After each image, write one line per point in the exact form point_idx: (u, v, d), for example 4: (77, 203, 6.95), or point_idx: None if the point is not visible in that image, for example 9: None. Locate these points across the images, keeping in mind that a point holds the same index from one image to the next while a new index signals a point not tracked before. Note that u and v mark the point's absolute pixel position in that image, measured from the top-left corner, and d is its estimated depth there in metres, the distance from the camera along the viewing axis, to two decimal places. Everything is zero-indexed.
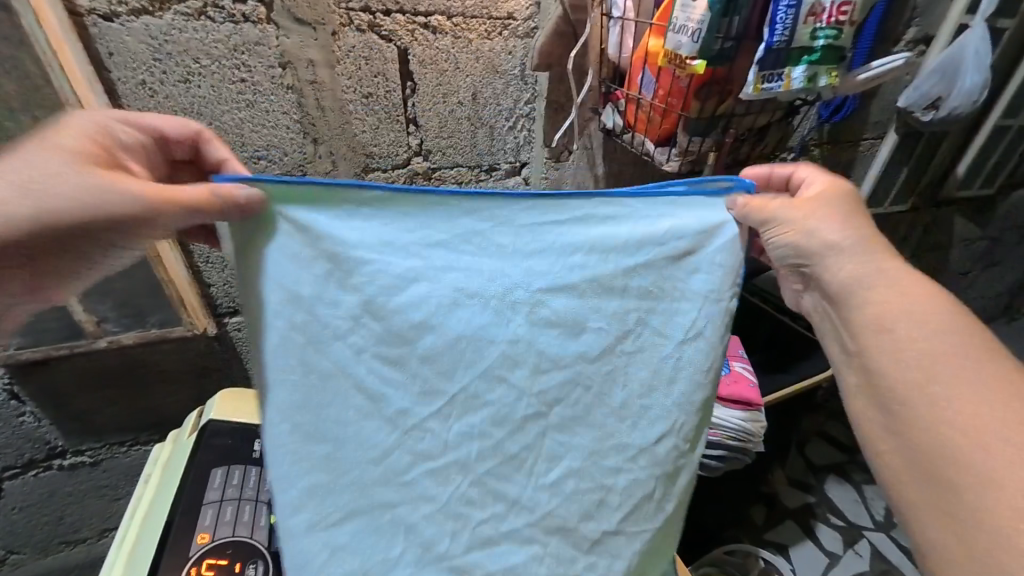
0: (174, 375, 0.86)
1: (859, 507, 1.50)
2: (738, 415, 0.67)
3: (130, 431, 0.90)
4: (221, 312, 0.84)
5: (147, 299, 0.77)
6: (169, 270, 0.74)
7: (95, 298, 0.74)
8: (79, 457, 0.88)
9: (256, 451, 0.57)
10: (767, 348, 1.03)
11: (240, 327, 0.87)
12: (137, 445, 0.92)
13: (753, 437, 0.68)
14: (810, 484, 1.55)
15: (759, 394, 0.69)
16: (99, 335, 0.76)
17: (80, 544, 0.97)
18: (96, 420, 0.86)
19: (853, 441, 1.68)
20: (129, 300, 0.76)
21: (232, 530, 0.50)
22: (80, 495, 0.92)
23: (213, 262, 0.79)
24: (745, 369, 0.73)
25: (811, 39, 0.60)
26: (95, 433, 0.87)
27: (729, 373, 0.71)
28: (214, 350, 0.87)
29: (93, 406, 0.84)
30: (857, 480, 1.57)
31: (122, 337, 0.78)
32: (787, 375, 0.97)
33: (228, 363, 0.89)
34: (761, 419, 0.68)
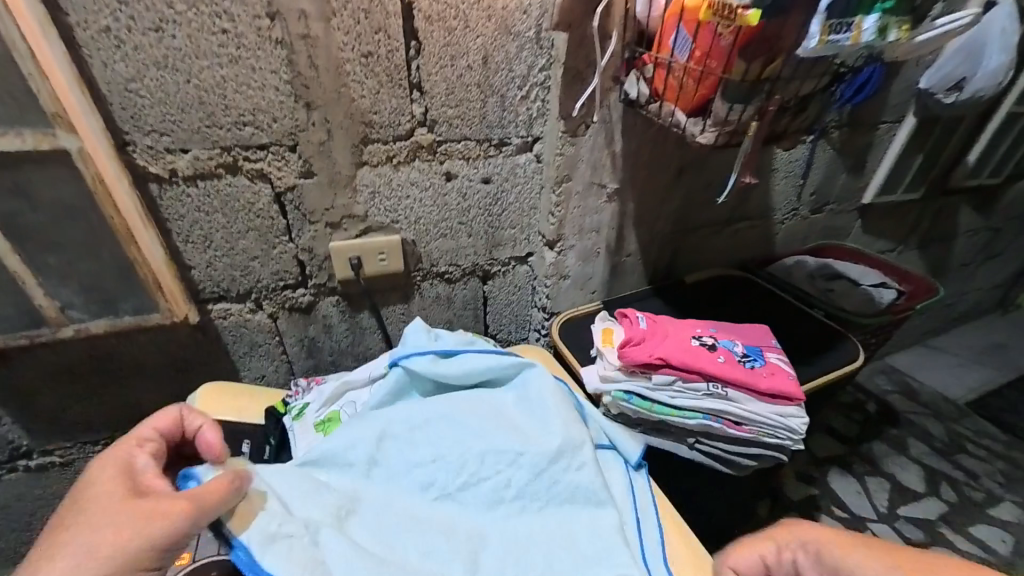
0: (150, 368, 0.79)
1: (861, 498, 1.48)
2: (776, 410, 0.63)
3: (102, 430, 0.81)
4: (204, 298, 0.76)
5: (117, 284, 0.68)
6: (144, 252, 0.65)
7: (56, 282, 0.65)
8: (46, 458, 0.81)
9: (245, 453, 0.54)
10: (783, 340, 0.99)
11: (225, 315, 0.79)
12: (110, 446, 0.84)
13: (790, 434, 0.64)
14: (813, 476, 1.53)
15: (798, 387, 0.64)
16: (64, 324, 0.67)
17: None
18: (63, 418, 0.78)
19: (854, 433, 1.67)
20: (97, 284, 0.67)
21: None
22: (48, 498, 0.85)
23: (193, 242, 0.71)
24: (781, 360, 0.68)
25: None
26: (63, 433, 0.79)
27: (765, 364, 0.67)
28: (196, 341, 0.79)
29: (60, 403, 0.76)
30: (859, 472, 1.55)
31: (91, 326, 0.69)
32: (807, 367, 0.93)
33: (212, 355, 0.82)
34: (803, 415, 0.63)
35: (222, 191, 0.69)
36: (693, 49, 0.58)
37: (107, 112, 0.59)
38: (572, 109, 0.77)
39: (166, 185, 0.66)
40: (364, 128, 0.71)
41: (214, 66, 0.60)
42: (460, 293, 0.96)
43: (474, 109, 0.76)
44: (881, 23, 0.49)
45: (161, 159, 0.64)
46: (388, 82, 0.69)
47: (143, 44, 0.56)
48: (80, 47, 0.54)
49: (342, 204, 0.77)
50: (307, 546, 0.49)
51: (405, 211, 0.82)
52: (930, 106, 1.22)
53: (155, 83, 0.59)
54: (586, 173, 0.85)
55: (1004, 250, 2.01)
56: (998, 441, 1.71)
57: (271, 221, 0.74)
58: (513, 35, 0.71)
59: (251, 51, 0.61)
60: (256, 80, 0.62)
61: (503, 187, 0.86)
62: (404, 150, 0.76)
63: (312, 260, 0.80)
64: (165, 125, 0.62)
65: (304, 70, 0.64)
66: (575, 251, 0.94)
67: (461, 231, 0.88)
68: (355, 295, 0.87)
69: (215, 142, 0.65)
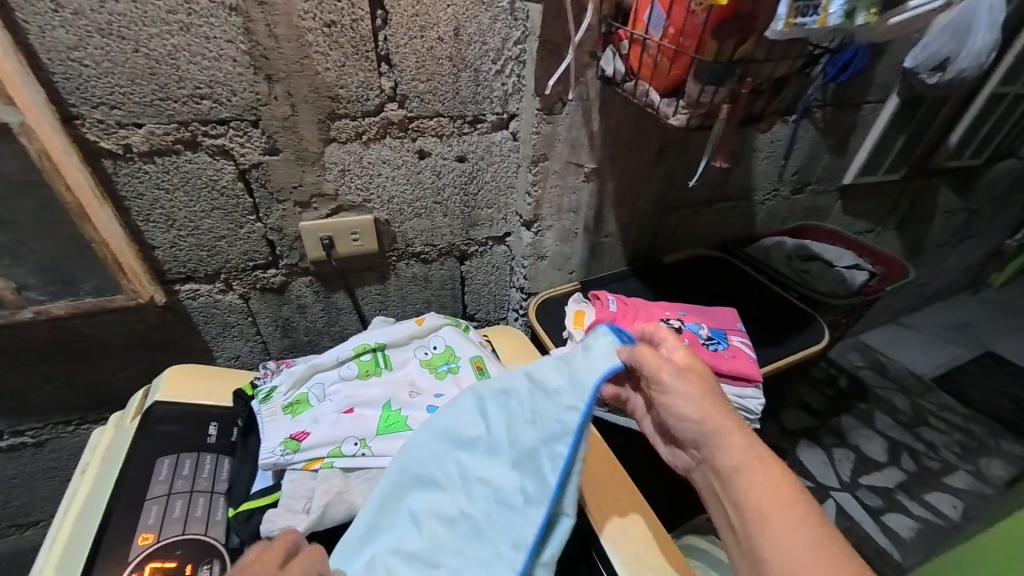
0: (118, 349, 0.77)
1: (827, 469, 1.54)
2: (736, 392, 0.65)
3: (75, 410, 0.81)
4: (170, 278, 0.74)
5: (74, 263, 0.65)
6: (100, 231, 0.63)
7: (8, 263, 0.62)
8: (18, 438, 0.80)
9: (210, 438, 0.52)
10: (756, 322, 1.01)
11: (194, 295, 0.78)
12: (84, 426, 0.83)
13: (750, 414, 0.66)
14: (783, 448, 1.58)
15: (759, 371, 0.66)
16: (21, 305, 0.66)
17: (32, 527, 0.91)
18: (31, 400, 0.77)
19: (824, 407, 1.72)
20: (52, 264, 0.64)
21: (181, 528, 0.44)
22: (24, 478, 0.85)
23: (156, 221, 0.69)
24: (743, 344, 0.71)
25: None
26: (33, 413, 0.78)
27: (728, 348, 0.69)
28: (164, 320, 0.78)
29: (25, 386, 0.75)
30: (826, 444, 1.61)
31: (51, 307, 0.67)
32: (778, 349, 0.95)
33: (183, 336, 0.81)
34: (759, 396, 0.66)
35: (182, 167, 0.66)
36: (667, 26, 0.57)
37: (49, 83, 0.55)
38: (546, 85, 0.75)
39: (121, 161, 0.63)
40: (330, 103, 0.69)
41: (164, 34, 0.57)
42: (438, 273, 0.95)
43: (446, 83, 0.73)
44: (850, 7, 0.48)
45: (114, 133, 0.61)
46: (354, 54, 0.66)
47: (83, 8, 0.52)
48: (13, 9, 0.50)
49: (310, 183, 0.75)
50: (264, 530, 0.44)
51: (378, 190, 0.80)
52: (914, 87, 1.21)
53: (99, 52, 0.55)
54: (563, 152, 0.84)
55: (980, 232, 2.05)
56: (958, 414, 1.78)
57: (237, 200, 0.72)
58: (486, 5, 0.68)
59: (203, 18, 0.57)
60: (211, 49, 0.59)
61: (479, 166, 0.85)
62: (374, 126, 0.73)
63: (282, 240, 0.78)
64: (114, 97, 0.58)
65: (262, 39, 0.61)
66: (552, 231, 0.94)
67: (436, 210, 0.87)
68: (329, 275, 0.86)
69: (171, 117, 0.62)
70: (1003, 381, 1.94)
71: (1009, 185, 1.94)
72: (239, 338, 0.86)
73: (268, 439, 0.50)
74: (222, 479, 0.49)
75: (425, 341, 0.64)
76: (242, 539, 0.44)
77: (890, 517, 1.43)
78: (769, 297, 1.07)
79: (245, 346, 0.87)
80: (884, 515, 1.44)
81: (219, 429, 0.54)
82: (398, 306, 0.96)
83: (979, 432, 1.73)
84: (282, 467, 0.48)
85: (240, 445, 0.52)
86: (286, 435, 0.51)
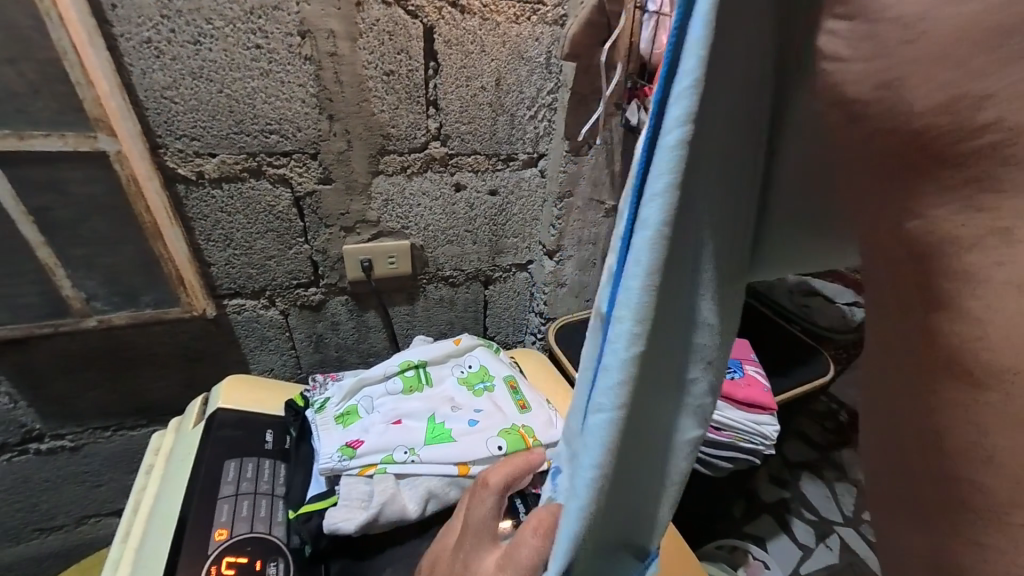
0: (165, 357, 0.82)
1: (830, 502, 1.54)
2: (750, 418, 0.70)
3: (113, 415, 0.84)
4: (220, 293, 0.80)
5: (141, 277, 0.71)
6: (169, 247, 0.68)
7: (83, 274, 0.67)
8: (57, 442, 0.83)
9: (266, 444, 0.57)
10: (763, 354, 1.06)
11: (240, 310, 0.83)
12: (121, 432, 0.87)
13: (763, 440, 0.71)
14: (786, 480, 1.59)
15: (773, 399, 0.71)
16: (88, 314, 0.70)
17: (56, 532, 0.93)
18: (75, 405, 0.80)
19: (826, 440, 1.74)
20: (121, 277, 0.70)
21: (249, 526, 0.48)
22: (56, 481, 0.87)
23: (215, 241, 0.74)
24: (757, 373, 0.76)
25: None
26: (75, 418, 0.82)
27: (743, 376, 0.74)
28: (210, 332, 0.83)
29: (73, 390, 0.79)
30: (829, 477, 1.62)
31: (113, 317, 0.71)
32: (787, 379, 0.99)
33: (225, 348, 0.86)
34: (774, 423, 0.71)
35: (245, 193, 0.72)
36: None
37: (142, 117, 0.62)
38: (577, 131, 0.83)
39: (192, 185, 0.69)
40: (381, 140, 0.76)
41: (245, 78, 0.64)
42: (463, 296, 1.01)
43: (485, 126, 0.81)
44: None
45: (190, 162, 0.67)
46: (407, 99, 0.73)
47: (180, 55, 0.60)
48: (122, 55, 0.58)
49: (357, 210, 0.81)
50: (327, 525, 0.48)
51: (416, 218, 0.86)
52: None
53: (188, 92, 0.62)
54: (586, 190, 0.91)
55: None
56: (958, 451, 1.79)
57: (289, 223, 0.78)
58: (525, 60, 0.77)
59: (281, 66, 0.65)
60: (284, 92, 0.67)
61: (508, 200, 0.91)
62: (417, 162, 0.80)
63: (325, 261, 0.84)
64: (195, 130, 0.65)
65: (329, 84, 0.68)
66: (573, 260, 1.00)
67: (466, 238, 0.93)
68: (365, 294, 0.91)
69: (242, 148, 0.69)
70: None
71: None
72: (275, 351, 0.90)
73: (323, 446, 0.55)
74: (280, 484, 0.54)
75: (460, 359, 0.69)
76: (304, 538, 0.48)
77: None
78: (775, 330, 1.12)
79: (279, 360, 0.91)
80: None
81: (274, 436, 0.58)
82: (424, 326, 1.01)
83: None
84: (339, 472, 0.53)
85: (295, 452, 0.57)
86: (340, 443, 0.55)
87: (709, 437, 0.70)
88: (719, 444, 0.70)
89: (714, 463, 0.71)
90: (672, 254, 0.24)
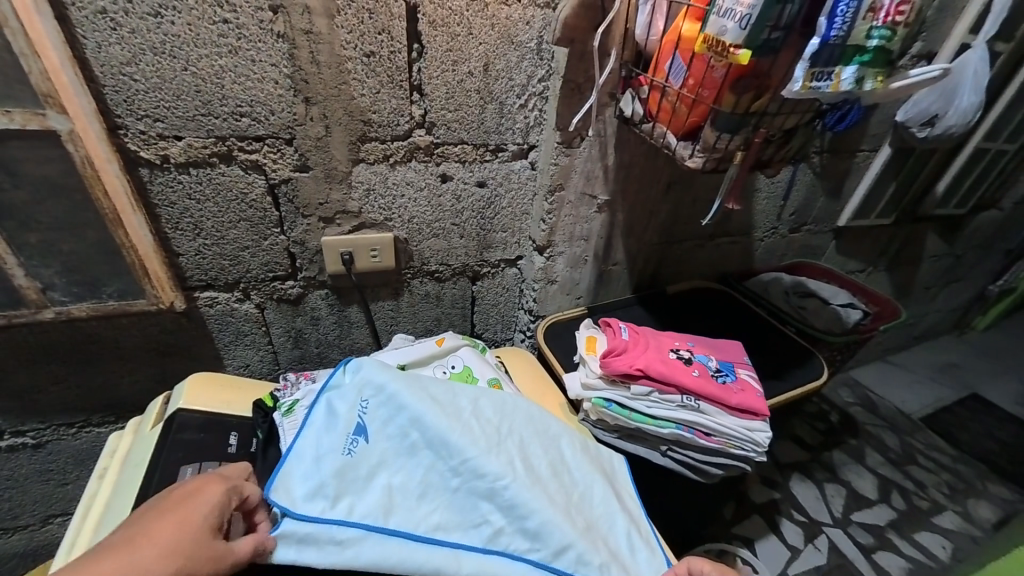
0: (133, 352, 0.78)
1: (819, 503, 1.53)
2: (742, 424, 0.68)
3: (78, 411, 0.81)
4: (190, 285, 0.76)
5: (102, 267, 0.67)
6: (131, 235, 0.64)
7: (36, 263, 0.63)
8: (18, 439, 0.79)
9: (231, 447, 0.58)
10: (757, 357, 1.03)
11: (212, 303, 0.79)
12: (87, 429, 0.83)
13: (755, 447, 0.68)
14: (776, 481, 1.58)
15: (766, 404, 0.69)
16: (45, 305, 0.66)
17: (20, 531, 0.90)
18: (35, 401, 0.76)
19: (815, 441, 1.74)
20: (79, 267, 0.66)
21: None
22: (18, 479, 0.83)
23: (183, 230, 0.70)
24: (750, 377, 0.74)
25: (867, 35, 0.48)
26: (37, 414, 0.78)
27: (736, 380, 0.72)
28: (180, 326, 0.79)
29: (33, 386, 0.75)
30: (818, 478, 1.61)
31: (73, 308, 0.67)
32: (782, 383, 0.97)
33: (197, 342, 0.82)
34: (767, 429, 0.68)
35: (214, 179, 0.68)
36: (688, 77, 0.60)
37: (99, 94, 0.58)
38: (569, 121, 0.79)
39: (158, 170, 0.65)
40: (362, 126, 0.72)
41: (213, 55, 0.60)
42: (449, 292, 0.98)
43: (473, 114, 0.77)
44: (859, 74, 0.50)
45: (153, 144, 0.63)
46: (389, 82, 0.69)
47: (139, 28, 0.55)
48: (74, 26, 0.53)
49: (336, 199, 0.77)
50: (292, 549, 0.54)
51: (400, 210, 0.82)
52: (905, 138, 1.28)
53: (150, 68, 0.58)
54: (578, 183, 0.87)
55: (964, 276, 2.13)
56: (947, 454, 1.79)
57: (264, 213, 0.74)
58: (516, 44, 0.73)
59: (252, 42, 0.60)
60: (256, 71, 0.62)
61: (497, 192, 0.88)
62: (401, 150, 0.77)
63: (303, 253, 0.80)
64: (159, 111, 0.61)
65: (305, 64, 0.64)
66: (564, 257, 0.96)
67: (454, 232, 0.89)
68: (345, 288, 0.88)
69: (211, 132, 0.65)
70: (989, 423, 1.96)
71: (993, 232, 2.00)
72: (250, 346, 0.86)
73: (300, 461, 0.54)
74: None
75: (443, 360, 0.74)
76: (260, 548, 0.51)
77: (881, 555, 1.41)
78: (769, 332, 1.10)
79: (255, 355, 0.88)
80: (875, 553, 1.42)
81: (240, 438, 0.59)
82: (408, 322, 0.98)
83: (967, 472, 1.74)
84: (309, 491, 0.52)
85: (260, 456, 0.58)
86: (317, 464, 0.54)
87: (699, 443, 0.67)
88: (710, 450, 0.68)
89: (704, 469, 0.69)
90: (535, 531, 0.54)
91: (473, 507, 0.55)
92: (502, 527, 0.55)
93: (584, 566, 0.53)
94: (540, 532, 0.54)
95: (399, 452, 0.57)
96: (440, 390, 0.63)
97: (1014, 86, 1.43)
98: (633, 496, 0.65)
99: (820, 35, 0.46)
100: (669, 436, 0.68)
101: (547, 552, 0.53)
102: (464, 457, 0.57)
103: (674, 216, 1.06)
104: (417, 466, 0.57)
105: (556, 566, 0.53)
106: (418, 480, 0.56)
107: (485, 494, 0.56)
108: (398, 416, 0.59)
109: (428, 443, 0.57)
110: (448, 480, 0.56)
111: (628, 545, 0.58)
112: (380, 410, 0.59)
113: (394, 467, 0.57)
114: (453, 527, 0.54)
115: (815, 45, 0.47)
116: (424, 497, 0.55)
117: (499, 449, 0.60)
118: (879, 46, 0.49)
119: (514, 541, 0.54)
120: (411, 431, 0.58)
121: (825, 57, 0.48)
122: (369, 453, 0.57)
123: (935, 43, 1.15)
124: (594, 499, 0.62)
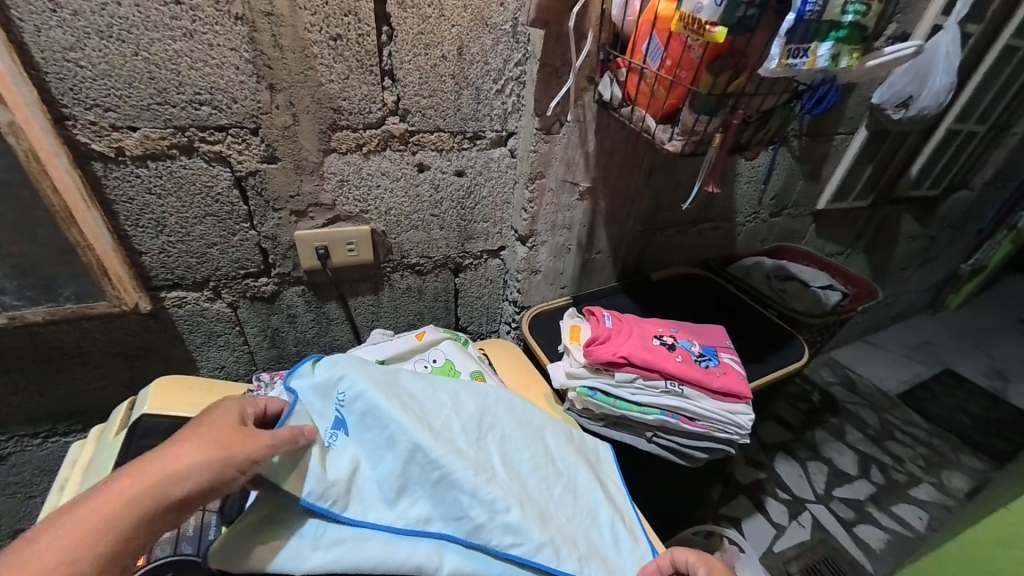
0: (97, 357, 0.74)
1: (802, 481, 1.57)
2: (725, 407, 0.68)
3: (44, 421, 0.77)
4: (155, 285, 0.72)
5: (57, 267, 0.63)
6: (86, 234, 0.61)
7: None
8: None
9: None
10: (740, 341, 1.04)
11: (180, 304, 0.76)
12: (52, 439, 0.79)
13: (738, 429, 0.68)
14: (761, 461, 1.61)
15: (748, 387, 0.69)
16: None
17: None
18: None
19: (798, 421, 1.78)
20: (32, 267, 0.62)
21: (172, 549, 0.48)
22: None
23: (144, 226, 0.67)
24: (733, 361, 0.74)
25: (842, 10, 0.47)
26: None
27: (718, 365, 0.72)
28: (148, 328, 0.76)
29: None
30: (801, 456, 1.65)
31: (28, 313, 0.64)
32: (764, 365, 0.98)
33: (166, 345, 0.78)
34: (749, 412, 0.69)
35: (175, 173, 0.65)
36: (665, 58, 0.59)
37: (42, 82, 0.54)
38: (547, 106, 0.77)
39: (112, 163, 0.61)
40: (332, 114, 0.69)
41: (166, 39, 0.56)
42: (431, 285, 0.96)
43: (448, 100, 0.75)
44: (834, 51, 0.49)
45: (106, 136, 0.59)
46: (359, 67, 0.66)
47: (83, 10, 0.51)
48: (9, 7, 0.49)
49: (308, 192, 0.74)
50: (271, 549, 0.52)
51: (376, 201, 0.80)
52: (880, 120, 1.30)
53: (97, 54, 0.54)
54: (559, 171, 0.85)
55: (938, 256, 2.19)
56: (922, 428, 1.85)
57: (231, 207, 0.70)
58: (490, 27, 0.70)
59: (208, 26, 0.57)
60: (214, 57, 0.59)
61: (477, 181, 0.86)
62: (375, 139, 0.74)
63: (275, 249, 0.77)
64: (109, 99, 0.57)
65: (267, 49, 0.61)
66: (547, 246, 0.95)
67: (433, 223, 0.87)
68: (322, 285, 0.85)
69: (168, 122, 0.61)
70: (962, 397, 2.03)
71: (965, 213, 2.06)
72: (223, 347, 0.84)
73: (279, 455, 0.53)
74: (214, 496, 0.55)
75: (424, 354, 0.73)
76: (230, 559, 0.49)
77: (861, 528, 1.45)
78: (751, 315, 1.11)
79: (230, 356, 0.85)
80: (856, 526, 1.46)
81: None
82: (389, 318, 0.96)
83: (941, 445, 1.80)
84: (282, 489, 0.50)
85: None
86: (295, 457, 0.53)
87: (684, 428, 0.67)
88: (694, 434, 0.68)
89: (689, 454, 0.69)
90: (517, 526, 0.53)
91: (453, 502, 0.53)
92: (483, 521, 0.53)
93: (564, 560, 0.52)
94: (521, 527, 0.53)
95: (377, 446, 0.56)
96: (419, 386, 0.62)
97: (983, 68, 1.46)
98: (618, 486, 0.65)
99: (794, 10, 0.45)
100: (654, 422, 0.68)
101: (527, 544, 0.52)
102: (443, 452, 0.55)
103: (656, 202, 1.05)
104: (395, 460, 0.55)
105: (538, 560, 0.52)
106: (396, 474, 0.55)
107: (467, 489, 0.54)
108: (375, 412, 0.57)
109: (407, 436, 0.55)
110: (429, 474, 0.54)
111: (610, 535, 0.58)
112: (356, 404, 0.57)
113: (372, 462, 0.55)
114: (434, 518, 0.53)
115: (790, 22, 0.46)
116: (404, 490, 0.54)
117: (479, 442, 0.60)
118: (853, 23, 0.48)
119: (494, 538, 0.53)
120: (389, 425, 0.56)
121: (800, 33, 0.47)
122: (345, 449, 0.56)
123: (909, 24, 1.16)
124: (578, 489, 0.61)
